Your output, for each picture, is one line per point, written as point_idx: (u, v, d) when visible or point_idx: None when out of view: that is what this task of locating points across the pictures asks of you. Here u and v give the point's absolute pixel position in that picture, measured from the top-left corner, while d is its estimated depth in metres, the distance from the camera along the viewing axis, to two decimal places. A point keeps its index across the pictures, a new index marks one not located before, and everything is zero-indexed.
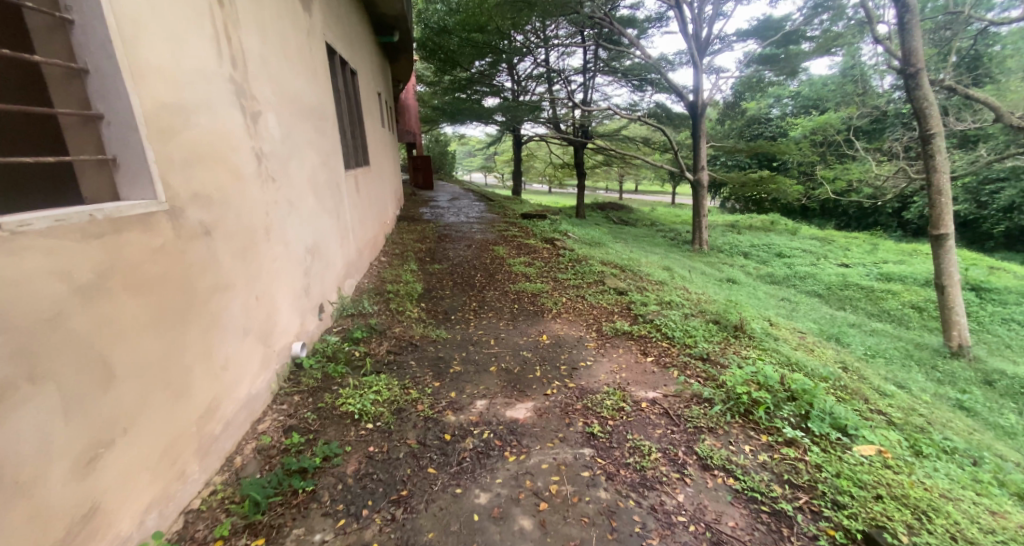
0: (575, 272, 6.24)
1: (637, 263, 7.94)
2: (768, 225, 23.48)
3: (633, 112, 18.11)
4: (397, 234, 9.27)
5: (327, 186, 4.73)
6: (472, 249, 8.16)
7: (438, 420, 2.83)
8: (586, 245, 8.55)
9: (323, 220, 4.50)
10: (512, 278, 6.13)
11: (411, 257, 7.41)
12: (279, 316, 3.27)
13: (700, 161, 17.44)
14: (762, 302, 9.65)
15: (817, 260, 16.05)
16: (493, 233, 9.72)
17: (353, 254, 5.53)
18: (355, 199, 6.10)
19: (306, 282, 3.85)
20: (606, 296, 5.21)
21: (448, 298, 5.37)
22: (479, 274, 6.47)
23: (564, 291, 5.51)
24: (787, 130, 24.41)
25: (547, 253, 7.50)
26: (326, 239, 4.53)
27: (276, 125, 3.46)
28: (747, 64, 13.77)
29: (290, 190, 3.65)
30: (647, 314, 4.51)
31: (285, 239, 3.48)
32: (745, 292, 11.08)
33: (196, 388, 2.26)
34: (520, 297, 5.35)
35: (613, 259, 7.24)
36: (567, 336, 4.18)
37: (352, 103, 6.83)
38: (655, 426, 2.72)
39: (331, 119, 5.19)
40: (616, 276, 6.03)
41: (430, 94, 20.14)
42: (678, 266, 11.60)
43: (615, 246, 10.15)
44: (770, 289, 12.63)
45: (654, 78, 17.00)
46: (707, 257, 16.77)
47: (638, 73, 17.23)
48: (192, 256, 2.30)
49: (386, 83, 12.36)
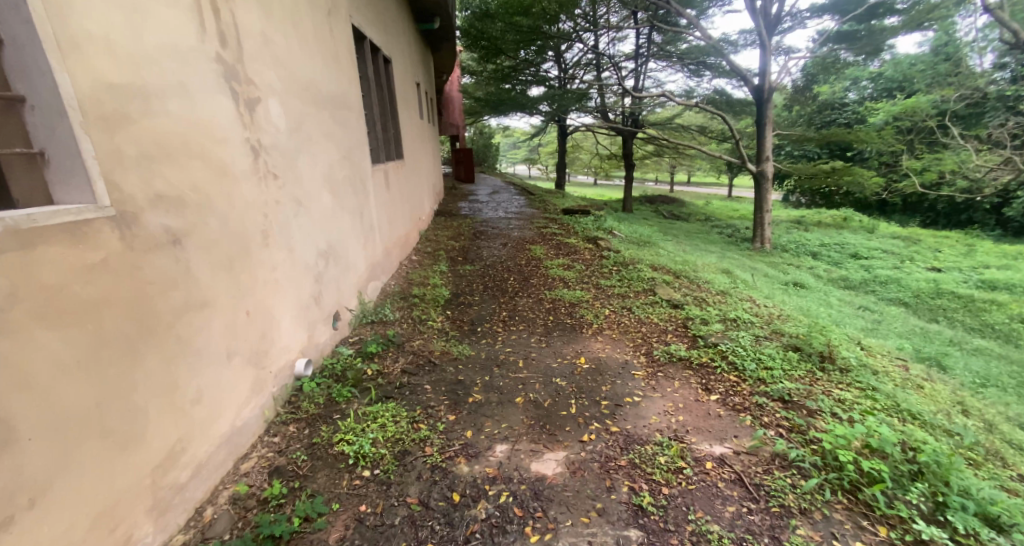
0: (620, 277, 5.57)
1: (692, 266, 7.14)
2: (840, 222, 21.35)
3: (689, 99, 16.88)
4: (433, 231, 8.89)
5: (347, 183, 4.34)
6: (508, 247, 7.64)
7: (448, 471, 2.34)
8: (634, 245, 7.78)
9: (342, 220, 4.11)
10: (550, 284, 5.55)
11: (443, 256, 6.99)
12: (279, 332, 2.89)
13: (765, 151, 15.97)
14: (837, 312, 8.53)
15: (901, 263, 14.26)
16: (532, 230, 9.18)
17: (377, 254, 5.16)
18: (383, 195, 5.73)
19: (317, 290, 3.47)
20: (656, 309, 4.52)
21: (477, 305, 4.88)
22: (513, 276, 5.94)
23: (606, 301, 4.87)
24: (865, 117, 22.01)
25: (589, 255, 6.83)
26: (345, 241, 4.15)
27: (280, 115, 3.04)
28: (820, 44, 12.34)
29: (298, 188, 3.26)
30: (707, 335, 3.80)
31: (290, 243, 3.08)
32: (815, 298, 9.88)
33: (152, 433, 1.86)
34: (556, 307, 4.76)
35: (664, 262, 6.49)
36: (610, 360, 3.56)
37: (384, 91, 6.45)
38: (725, 501, 2.12)
39: (355, 109, 4.78)
40: (668, 284, 5.30)
41: (474, 85, 19.80)
42: (737, 268, 10.56)
43: (667, 246, 9.33)
44: (844, 296, 11.27)
45: (713, 62, 15.78)
46: (768, 257, 15.40)
47: (695, 57, 16.07)
48: (151, 273, 1.89)
49: (427, 72, 12.02)
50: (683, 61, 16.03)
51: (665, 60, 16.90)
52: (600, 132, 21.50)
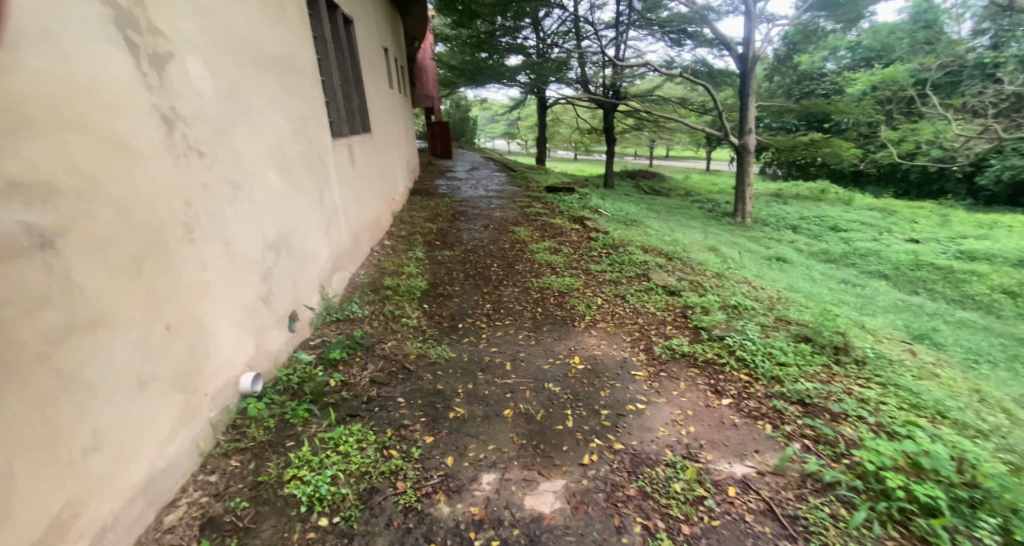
0: (610, 261, 5.18)
1: (682, 245, 6.82)
2: (818, 194, 21.44)
3: (670, 69, 16.38)
4: (407, 212, 8.32)
5: (301, 161, 3.79)
6: (489, 229, 7.16)
7: (425, 514, 1.93)
8: (621, 224, 7.40)
9: (296, 205, 3.59)
10: (535, 270, 5.13)
11: (419, 240, 6.47)
12: (218, 343, 2.40)
13: (748, 123, 15.71)
14: (825, 288, 8.39)
15: (880, 235, 14.32)
16: (514, 209, 8.70)
17: (340, 242, 4.62)
18: (347, 176, 5.17)
19: (267, 290, 2.97)
20: (652, 297, 4.15)
21: (457, 297, 4.44)
22: (495, 262, 5.49)
23: (597, 288, 4.49)
24: (844, 87, 21.80)
25: (575, 237, 6.41)
26: (301, 229, 3.63)
27: (204, 77, 2.47)
28: (802, 11, 11.94)
29: (234, 167, 2.71)
30: (711, 326, 3.45)
31: (227, 235, 2.56)
32: (801, 274, 9.75)
33: (20, 506, 1.38)
34: (543, 297, 4.36)
35: (654, 243, 6.13)
36: (607, 359, 3.18)
37: (345, 55, 5.78)
38: (757, 540, 1.78)
39: (307, 74, 4.17)
40: (662, 268, 4.95)
41: (448, 55, 18.83)
42: (723, 245, 10.35)
43: (653, 223, 9.00)
44: (826, 270, 11.22)
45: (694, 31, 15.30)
46: (750, 231, 15.30)
47: (677, 25, 15.54)
48: (6, 288, 1.38)
49: (396, 39, 11.21)
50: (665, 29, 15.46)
51: (646, 28, 16.30)
52: (579, 105, 20.84)
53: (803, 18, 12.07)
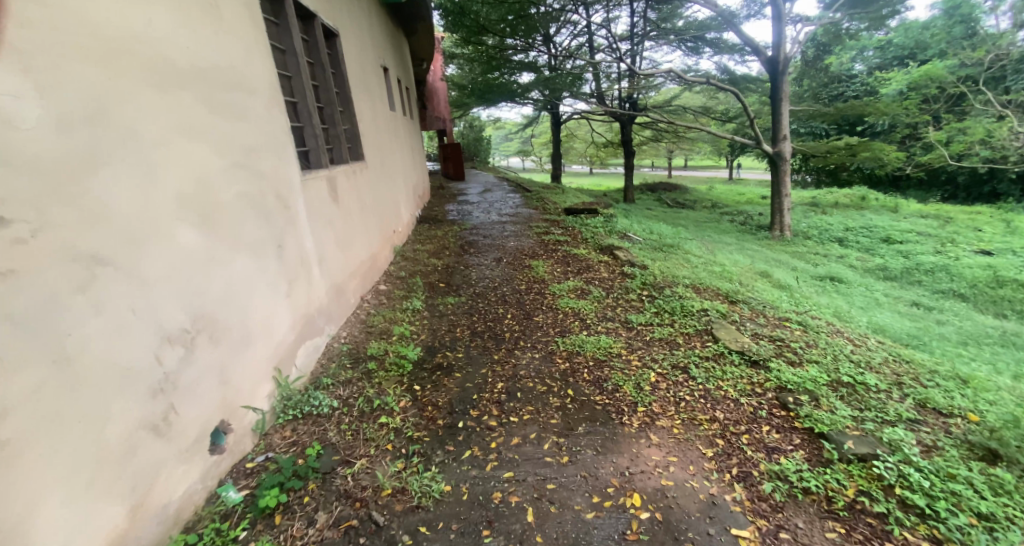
0: (657, 310, 4.06)
1: (733, 277, 5.70)
2: (859, 202, 19.88)
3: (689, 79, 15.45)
4: (411, 247, 7.35)
5: (248, 205, 2.86)
6: (502, 264, 6.13)
7: None
8: (657, 252, 6.32)
9: (234, 268, 2.63)
10: (560, 324, 4.04)
11: (419, 283, 5.45)
12: (25, 538, 1.44)
13: (782, 129, 14.50)
14: (902, 317, 7.12)
15: (942, 246, 12.85)
16: (531, 236, 7.67)
17: (313, 298, 3.67)
18: (326, 215, 4.22)
19: (165, 407, 1.99)
20: (729, 372, 2.99)
21: (461, 370, 3.36)
22: (510, 312, 4.42)
23: (647, 354, 3.35)
24: (877, 88, 20.14)
25: (605, 273, 5.31)
26: (243, 300, 2.68)
27: (19, 97, 1.55)
28: (833, 10, 10.92)
29: (94, 234, 1.77)
30: (836, 430, 2.29)
31: (68, 348, 1.61)
32: (863, 299, 8.47)
33: None
34: (574, 369, 3.26)
35: (704, 278, 5.01)
36: (685, 500, 2.05)
37: (325, 70, 4.88)
38: None
39: (262, 92, 3.25)
40: (726, 318, 3.82)
41: (458, 75, 18.27)
42: (769, 267, 9.16)
43: (689, 246, 7.91)
44: (890, 291, 9.88)
45: (713, 38, 14.43)
46: (791, 246, 13.99)
47: (694, 33, 14.67)
48: None
49: (400, 59, 10.53)
50: (681, 36, 14.53)
51: (661, 39, 15.48)
52: (594, 118, 19.91)
53: (834, 17, 11.03)
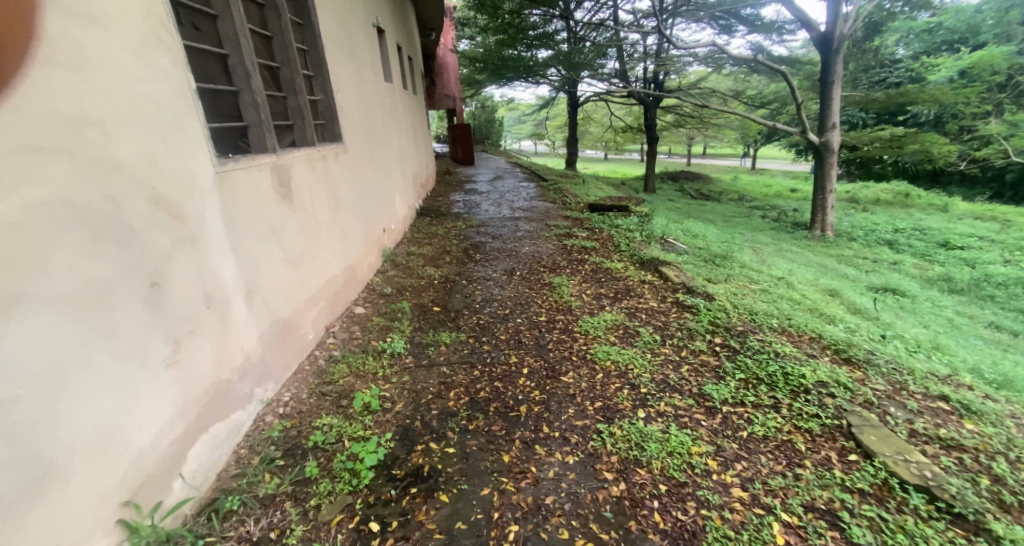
0: (745, 378, 2.74)
1: (813, 307, 4.37)
2: (903, 199, 18.16)
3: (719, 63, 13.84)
4: (405, 249, 6.07)
5: (64, 223, 1.59)
6: (514, 279, 4.83)
7: None
8: (709, 268, 5.01)
9: (10, 351, 1.40)
10: (602, 391, 2.75)
11: (408, 307, 4.17)
12: None
13: (832, 117, 12.80)
14: (997, 352, 5.75)
15: (1010, 255, 11.29)
16: (550, 239, 6.34)
17: (229, 350, 2.42)
18: (267, 220, 2.94)
19: None
20: (919, 541, 1.70)
21: (450, 488, 2.11)
22: (530, 363, 3.14)
23: (751, 475, 2.06)
24: (923, 75, 18.01)
25: (653, 301, 4.01)
26: (32, 404, 1.45)
27: None
28: None
29: None
30: None
31: None
32: (937, 323, 7.08)
33: None
34: (636, 501, 1.97)
35: (790, 315, 3.70)
36: None
37: (281, 15, 3.56)
38: None
39: (123, 24, 1.92)
40: (859, 399, 2.52)
41: (470, 50, 16.78)
42: (822, 277, 7.78)
43: (736, 254, 6.55)
44: (961, 308, 8.44)
45: (749, 15, 12.83)
46: (834, 248, 12.50)
47: (727, 7, 13.04)
48: None
49: (403, 25, 9.16)
50: (712, 12, 12.91)
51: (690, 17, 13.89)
52: (614, 100, 18.28)
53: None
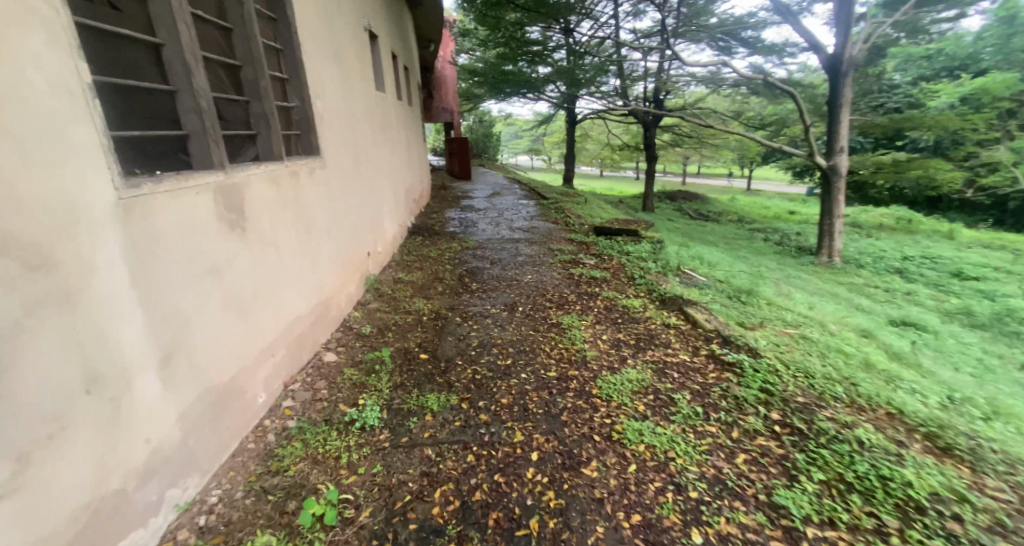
0: (827, 483, 2.09)
1: (864, 359, 3.71)
2: (906, 225, 17.77)
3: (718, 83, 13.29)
4: (392, 276, 5.39)
5: None
6: (515, 317, 4.15)
7: None
8: (736, 309, 4.36)
9: None
10: (636, 496, 2.06)
11: (389, 354, 3.45)
12: None
13: (840, 140, 12.36)
14: None
15: None
16: (554, 266, 5.69)
17: (127, 446, 1.72)
18: (204, 257, 2.25)
19: None
20: None
21: None
22: (539, 443, 2.45)
23: None
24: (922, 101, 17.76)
25: (685, 353, 3.35)
26: None
27: None
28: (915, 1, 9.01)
29: None
30: None
31: None
32: (970, 366, 6.44)
33: None
34: None
35: (853, 376, 3.05)
36: None
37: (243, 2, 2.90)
38: None
39: None
40: (988, 522, 1.87)
41: (469, 63, 16.34)
42: (842, 312, 7.15)
43: (754, 287, 5.91)
44: (987, 346, 7.84)
45: (750, 36, 12.47)
46: (845, 275, 11.94)
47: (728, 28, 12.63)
48: None
49: (399, 32, 8.59)
50: (713, 32, 12.53)
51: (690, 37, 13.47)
52: (614, 118, 17.86)
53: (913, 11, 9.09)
